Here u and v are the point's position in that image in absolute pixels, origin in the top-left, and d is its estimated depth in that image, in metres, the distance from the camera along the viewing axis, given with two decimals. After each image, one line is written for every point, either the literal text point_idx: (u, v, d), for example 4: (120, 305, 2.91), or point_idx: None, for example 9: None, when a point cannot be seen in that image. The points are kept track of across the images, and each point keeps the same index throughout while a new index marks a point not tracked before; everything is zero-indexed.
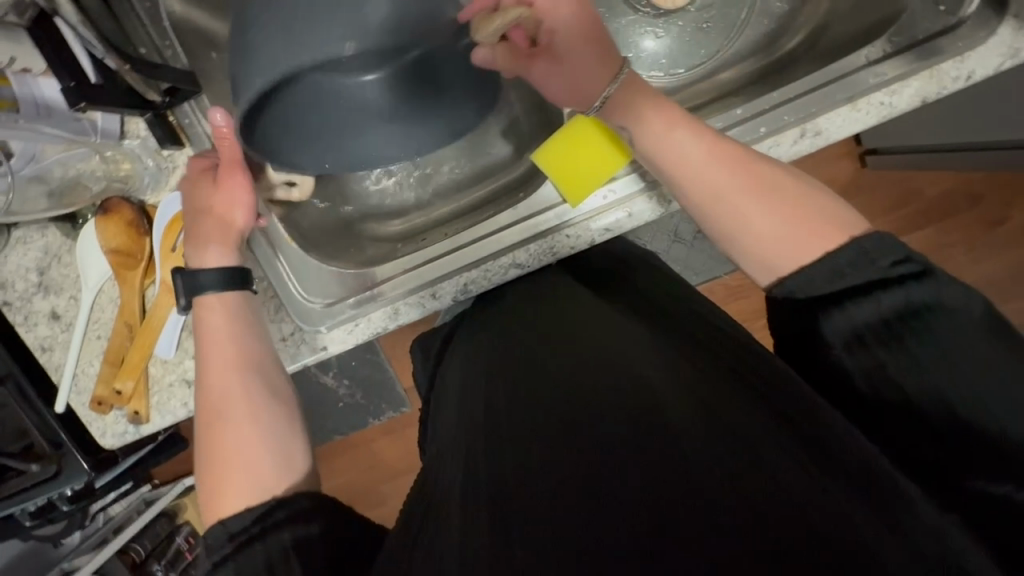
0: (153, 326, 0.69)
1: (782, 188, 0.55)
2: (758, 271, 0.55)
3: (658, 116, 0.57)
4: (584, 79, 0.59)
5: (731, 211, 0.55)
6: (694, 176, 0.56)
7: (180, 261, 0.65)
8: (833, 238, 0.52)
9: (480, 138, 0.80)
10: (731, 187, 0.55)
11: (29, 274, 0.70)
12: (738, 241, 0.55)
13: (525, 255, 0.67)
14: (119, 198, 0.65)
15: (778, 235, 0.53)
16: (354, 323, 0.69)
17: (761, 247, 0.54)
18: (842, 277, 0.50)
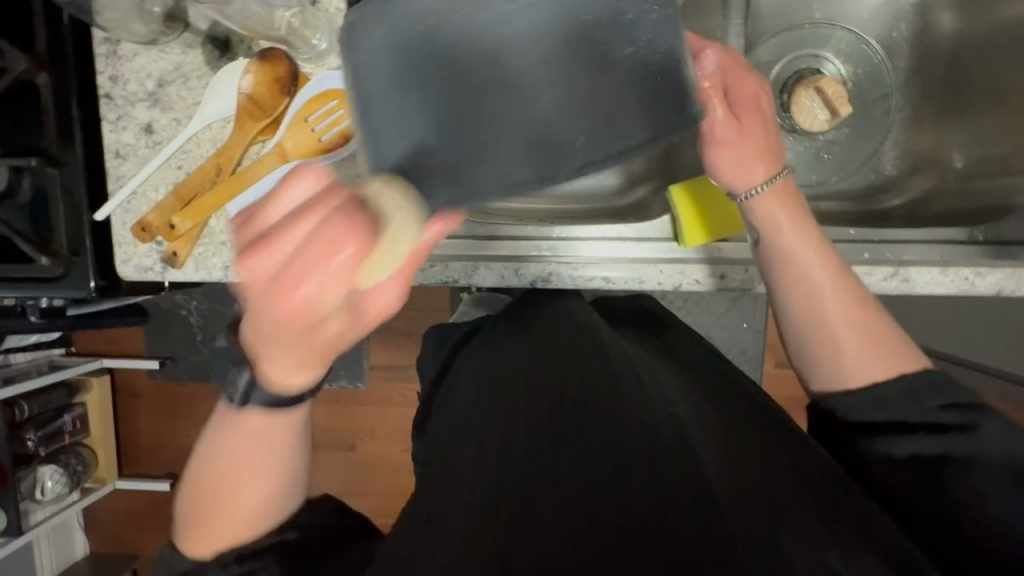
0: (241, 182, 0.67)
1: (871, 319, 0.61)
2: (820, 380, 0.62)
3: (794, 230, 0.63)
4: (762, 138, 0.67)
5: (831, 336, 0.61)
6: (803, 295, 0.63)
7: (307, 133, 0.65)
8: (897, 362, 0.59)
9: None
10: (837, 311, 0.61)
11: (146, 80, 0.68)
12: (819, 360, 0.62)
13: (617, 273, 0.71)
14: (285, 52, 0.65)
15: (862, 369, 0.59)
16: (430, 264, 0.70)
17: (837, 369, 0.61)
18: (894, 409, 0.56)
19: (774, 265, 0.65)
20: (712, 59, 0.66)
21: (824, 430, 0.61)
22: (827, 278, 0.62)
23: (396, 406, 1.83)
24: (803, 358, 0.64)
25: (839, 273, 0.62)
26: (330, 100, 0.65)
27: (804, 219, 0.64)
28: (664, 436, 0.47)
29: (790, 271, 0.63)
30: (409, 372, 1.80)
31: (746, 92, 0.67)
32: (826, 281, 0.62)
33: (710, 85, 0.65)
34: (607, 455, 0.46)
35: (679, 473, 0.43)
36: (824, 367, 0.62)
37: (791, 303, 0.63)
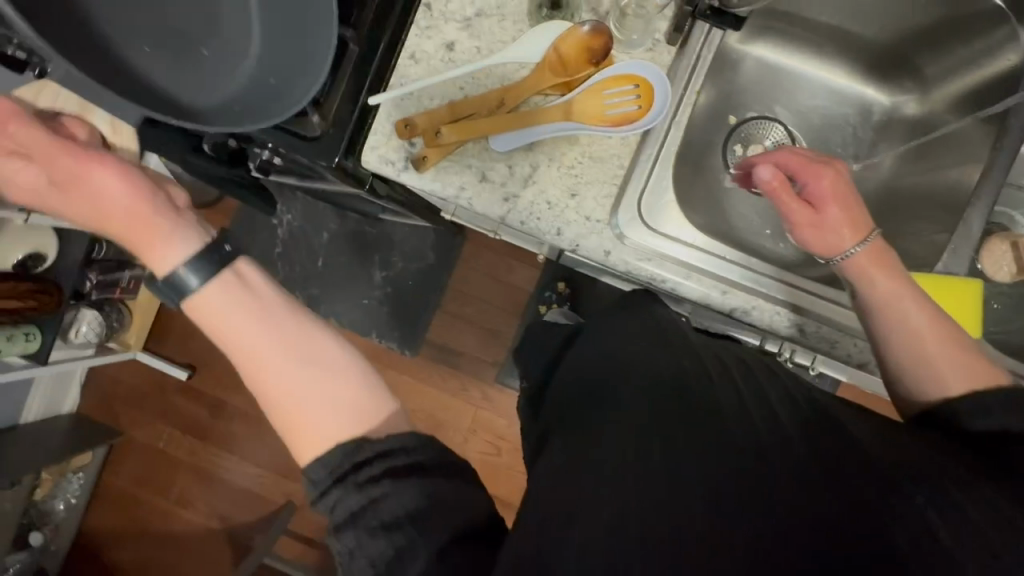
0: (520, 121, 0.71)
1: (958, 349, 0.62)
2: (921, 395, 0.63)
3: (889, 283, 0.66)
4: (834, 236, 0.69)
5: (928, 363, 0.62)
6: (903, 331, 0.64)
7: (597, 103, 0.71)
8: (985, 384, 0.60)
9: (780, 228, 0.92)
10: (934, 345, 0.62)
11: (468, 7, 0.75)
12: (920, 376, 0.63)
13: (815, 329, 0.74)
14: (610, 30, 0.71)
15: (963, 383, 0.60)
16: (648, 257, 0.74)
17: (938, 387, 0.61)
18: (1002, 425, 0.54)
19: (871, 311, 0.67)
20: (768, 168, 0.70)
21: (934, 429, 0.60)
22: (913, 315, 0.64)
23: (430, 385, 1.82)
24: (895, 378, 0.65)
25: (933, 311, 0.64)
26: (630, 86, 0.71)
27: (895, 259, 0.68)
28: (762, 414, 0.53)
29: (877, 309, 0.66)
30: (456, 360, 1.81)
31: (824, 188, 0.69)
32: (911, 318, 0.64)
33: (774, 187, 0.70)
34: (729, 420, 0.51)
35: (791, 452, 0.49)
36: (920, 391, 0.63)
37: (890, 340, 0.65)
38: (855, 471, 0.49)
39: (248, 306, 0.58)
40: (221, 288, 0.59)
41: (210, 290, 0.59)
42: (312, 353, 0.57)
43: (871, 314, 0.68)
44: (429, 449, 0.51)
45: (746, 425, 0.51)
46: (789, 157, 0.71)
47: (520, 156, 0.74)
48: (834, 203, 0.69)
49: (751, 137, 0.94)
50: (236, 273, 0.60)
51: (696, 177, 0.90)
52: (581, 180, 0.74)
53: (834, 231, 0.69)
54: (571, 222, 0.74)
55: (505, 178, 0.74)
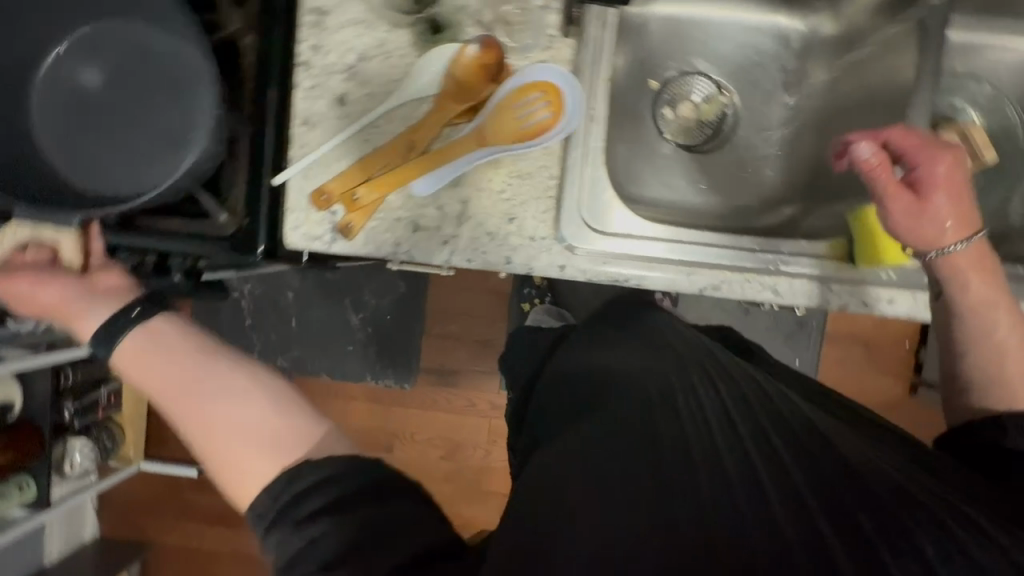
0: (435, 161, 0.67)
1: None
2: (987, 402, 0.66)
3: (986, 291, 0.66)
4: (936, 218, 0.65)
5: (1003, 374, 0.65)
6: (986, 342, 0.66)
7: (509, 120, 0.67)
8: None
9: (729, 181, 0.90)
10: (1014, 359, 0.65)
11: (348, 53, 0.69)
12: (992, 388, 0.66)
13: (786, 285, 0.72)
14: (500, 41, 0.67)
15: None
16: (604, 260, 0.71)
17: (1007, 399, 0.65)
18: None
19: (956, 315, 0.67)
20: (869, 145, 0.66)
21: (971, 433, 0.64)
22: (1000, 327, 0.66)
23: (438, 410, 1.80)
24: (964, 382, 0.68)
25: (1016, 324, 0.66)
26: (536, 94, 0.67)
27: (997, 268, 0.66)
28: (749, 427, 0.52)
29: (962, 311, 0.67)
30: (457, 380, 1.79)
31: (937, 174, 0.65)
32: (993, 329, 0.66)
33: (873, 166, 0.65)
34: (717, 436, 0.50)
35: (778, 464, 0.47)
36: (982, 395, 0.66)
37: (971, 347, 0.67)
38: (854, 490, 0.45)
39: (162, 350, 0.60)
40: (137, 339, 0.62)
41: (130, 340, 0.62)
42: (225, 386, 0.55)
43: (958, 316, 0.67)
44: (360, 475, 0.45)
45: (738, 440, 0.50)
46: (900, 134, 0.67)
47: (447, 193, 0.70)
48: (942, 185, 0.65)
49: (678, 96, 0.90)
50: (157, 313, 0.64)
51: (630, 154, 0.88)
52: (514, 202, 0.70)
53: (930, 215, 0.65)
54: (517, 247, 0.71)
55: (438, 221, 0.71)
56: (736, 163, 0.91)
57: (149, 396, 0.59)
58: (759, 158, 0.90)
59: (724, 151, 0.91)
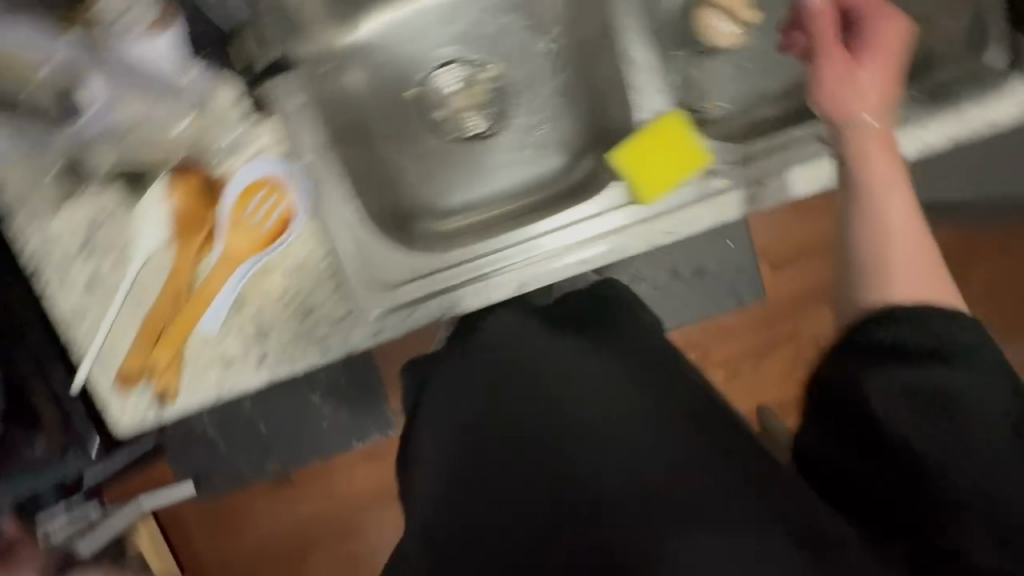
0: (206, 297, 0.66)
1: (919, 248, 0.57)
2: (872, 288, 0.57)
3: (887, 156, 0.60)
4: (855, 78, 0.62)
5: (890, 249, 0.57)
6: (881, 209, 0.58)
7: (247, 232, 0.64)
8: (937, 300, 0.55)
9: (532, 148, 0.85)
10: (905, 228, 0.58)
11: (75, 234, 0.67)
12: (883, 269, 0.57)
13: (588, 252, 0.70)
14: (195, 160, 0.64)
15: (919, 288, 0.55)
16: (410, 311, 0.70)
17: (900, 282, 0.56)
18: (958, 340, 0.51)
19: (850, 177, 0.60)
20: None
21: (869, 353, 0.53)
22: (885, 203, 0.58)
23: None
24: (850, 267, 0.59)
25: (903, 206, 0.58)
26: (257, 194, 0.64)
27: (890, 146, 0.60)
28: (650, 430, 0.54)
29: (852, 177, 0.60)
30: None
31: (876, 80, 0.62)
32: (883, 208, 0.58)
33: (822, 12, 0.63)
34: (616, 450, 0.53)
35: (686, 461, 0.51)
36: (869, 288, 0.57)
37: (859, 216, 0.59)
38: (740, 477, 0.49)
39: None
40: None
41: None
42: None
43: (855, 191, 0.60)
44: None
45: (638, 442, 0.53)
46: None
47: (238, 317, 0.68)
48: (875, 41, 0.63)
49: (443, 92, 0.85)
50: None
51: (419, 172, 0.84)
52: (301, 297, 0.68)
53: (849, 74, 0.62)
54: (328, 334, 0.69)
55: (245, 345, 0.69)
56: (531, 127, 0.85)
57: None
58: (553, 109, 0.84)
59: (515, 121, 0.85)
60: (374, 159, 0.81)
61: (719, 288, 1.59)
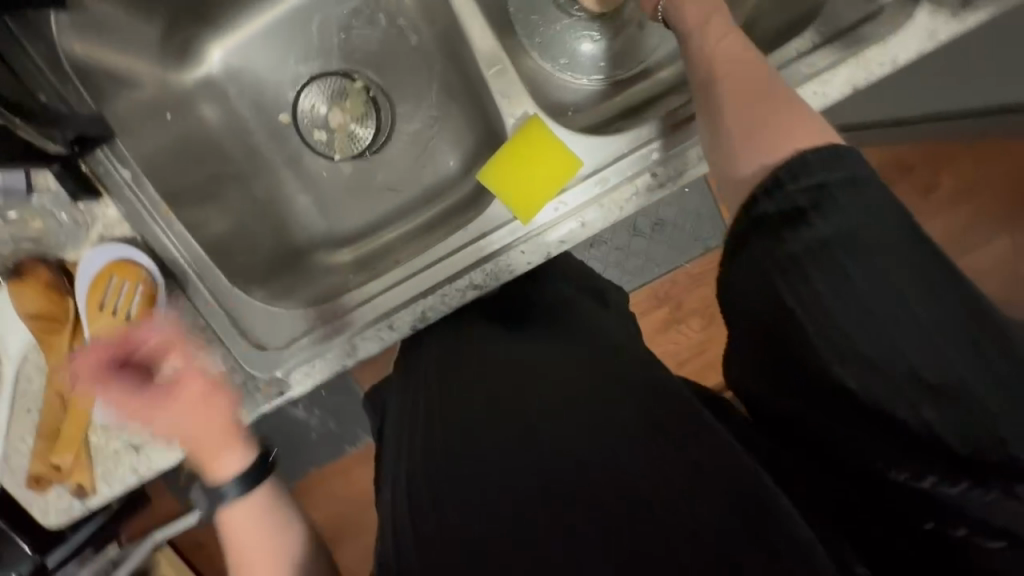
0: (89, 393, 0.63)
1: (779, 106, 0.47)
2: (731, 157, 0.48)
3: (710, 11, 0.55)
4: None
5: (733, 103, 0.49)
6: (712, 68, 0.52)
7: (112, 319, 0.61)
8: (797, 140, 0.44)
9: (424, 154, 0.77)
10: (741, 77, 0.50)
11: None
12: (734, 132, 0.48)
13: (481, 275, 0.63)
14: (34, 256, 0.59)
15: (775, 138, 0.46)
16: (310, 364, 0.63)
17: (750, 137, 0.47)
18: (823, 178, 0.41)
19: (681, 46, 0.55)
20: None
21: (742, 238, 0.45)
22: (721, 92, 0.50)
23: None
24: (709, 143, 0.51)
25: (750, 77, 0.50)
26: (109, 280, 0.59)
27: (719, 17, 0.54)
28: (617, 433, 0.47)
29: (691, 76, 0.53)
30: None
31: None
32: (718, 96, 0.50)
33: None
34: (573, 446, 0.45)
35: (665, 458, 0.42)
36: (738, 187, 0.47)
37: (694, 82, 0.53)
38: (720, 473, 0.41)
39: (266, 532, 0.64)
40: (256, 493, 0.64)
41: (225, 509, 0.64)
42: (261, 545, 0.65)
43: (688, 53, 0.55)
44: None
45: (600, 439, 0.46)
46: None
47: (132, 405, 0.65)
48: None
49: (317, 113, 0.77)
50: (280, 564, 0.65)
51: (306, 202, 0.76)
52: None
53: None
54: (229, 406, 0.64)
55: (148, 430, 0.66)
56: (421, 130, 0.77)
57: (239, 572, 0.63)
58: (439, 107, 0.76)
59: (401, 127, 0.77)
60: (250, 203, 0.73)
61: (681, 236, 1.52)
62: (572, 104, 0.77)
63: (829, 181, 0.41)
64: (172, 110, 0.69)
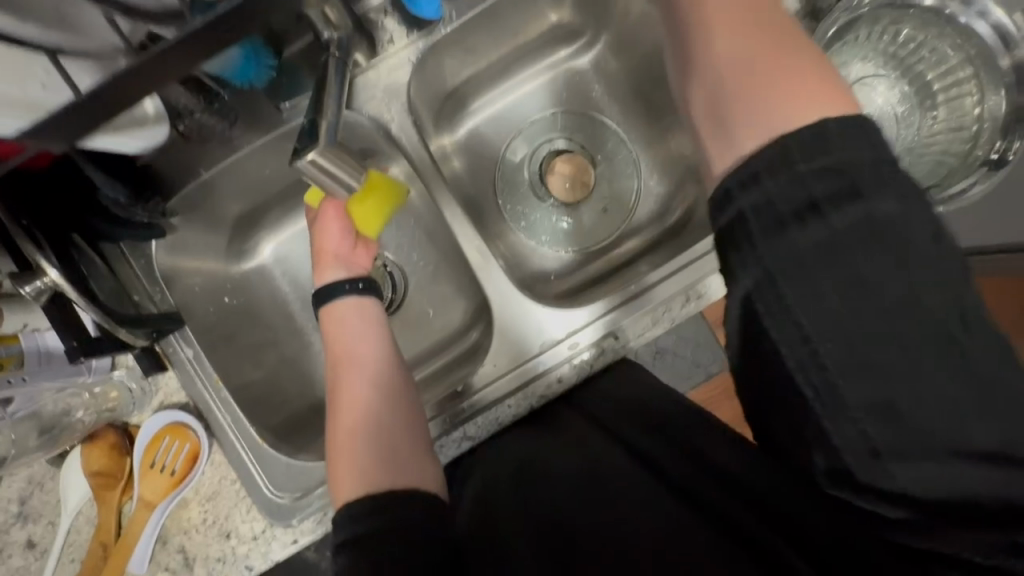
0: (128, 544, 0.71)
1: (788, 69, 0.49)
2: (722, 147, 0.50)
3: None
4: None
5: (724, 85, 0.51)
6: (705, 41, 0.53)
7: (159, 475, 0.71)
8: (795, 120, 0.46)
9: (431, 315, 0.90)
10: (734, 54, 0.51)
11: (11, 504, 0.73)
12: (727, 121, 0.50)
13: (474, 427, 0.73)
14: (104, 425, 0.72)
15: (773, 123, 0.47)
16: (322, 513, 0.72)
17: (745, 122, 0.49)
18: (840, 160, 0.43)
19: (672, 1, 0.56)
20: None
21: (739, 228, 0.45)
22: (726, 46, 0.52)
23: None
24: (704, 120, 0.53)
25: (754, 40, 0.51)
26: (161, 441, 0.71)
27: None
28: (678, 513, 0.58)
29: (685, 18, 0.55)
30: None
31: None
32: (722, 50, 0.52)
33: None
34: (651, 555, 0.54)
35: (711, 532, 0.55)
36: (736, 142, 0.49)
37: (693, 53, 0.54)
38: None
39: (362, 330, 0.72)
40: (354, 299, 0.74)
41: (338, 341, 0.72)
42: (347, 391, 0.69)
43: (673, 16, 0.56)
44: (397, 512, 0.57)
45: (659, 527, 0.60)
46: None
47: (163, 553, 0.72)
48: None
49: None
50: (373, 302, 0.74)
51: None
52: (220, 522, 0.72)
53: None
54: (248, 553, 0.72)
55: None
56: (428, 296, 0.91)
57: (337, 443, 0.67)
58: (442, 277, 0.91)
59: (413, 294, 0.91)
60: (281, 362, 0.86)
61: (681, 365, 1.59)
62: (554, 271, 0.92)
63: (851, 176, 0.42)
64: (228, 293, 0.85)
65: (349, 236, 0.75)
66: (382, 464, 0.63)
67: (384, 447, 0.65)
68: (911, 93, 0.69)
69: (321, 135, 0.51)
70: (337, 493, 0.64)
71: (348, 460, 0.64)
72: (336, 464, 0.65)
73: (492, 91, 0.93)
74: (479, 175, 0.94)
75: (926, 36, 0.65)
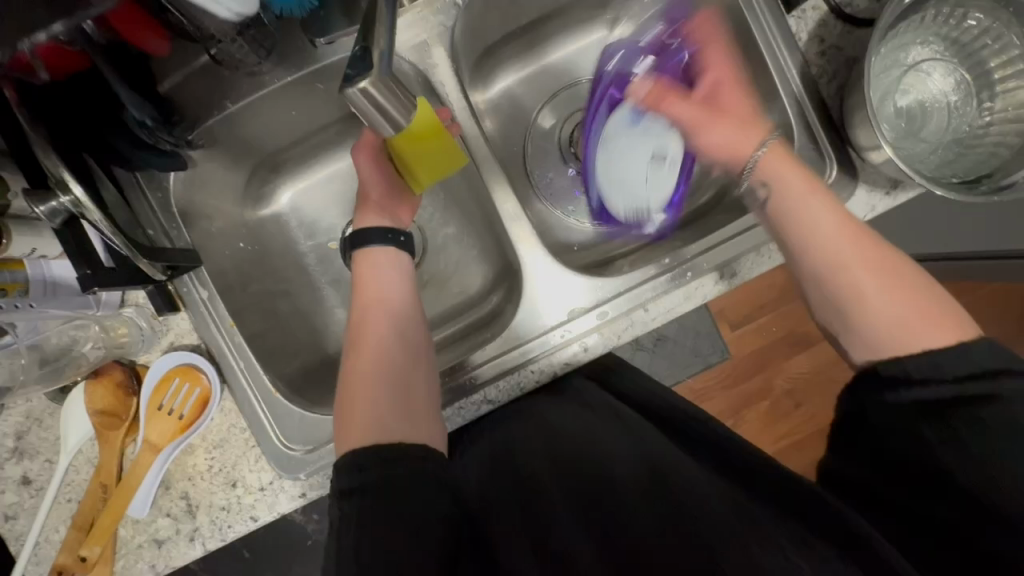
0: (130, 486, 0.68)
1: (906, 283, 0.58)
2: (855, 349, 0.58)
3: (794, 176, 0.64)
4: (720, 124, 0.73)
5: (853, 300, 0.58)
6: (822, 254, 0.60)
7: (167, 418, 0.68)
8: (931, 339, 0.54)
9: (451, 278, 0.88)
10: (853, 269, 0.59)
11: (5, 439, 0.70)
12: (860, 326, 0.57)
13: (495, 391, 0.72)
14: (110, 363, 0.69)
15: (913, 338, 0.54)
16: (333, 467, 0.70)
17: (884, 332, 0.56)
18: (982, 363, 0.51)
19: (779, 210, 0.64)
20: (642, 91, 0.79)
21: (871, 386, 0.55)
22: (848, 259, 0.59)
23: None
24: (832, 326, 0.60)
25: (872, 260, 0.59)
26: (172, 382, 0.68)
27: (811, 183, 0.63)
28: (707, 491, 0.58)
29: (801, 232, 0.62)
30: None
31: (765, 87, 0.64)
32: (844, 258, 0.59)
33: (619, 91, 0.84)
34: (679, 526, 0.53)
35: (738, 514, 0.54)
36: (876, 348, 0.56)
37: (809, 262, 0.61)
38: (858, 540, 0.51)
39: (395, 279, 0.71)
40: (390, 249, 0.72)
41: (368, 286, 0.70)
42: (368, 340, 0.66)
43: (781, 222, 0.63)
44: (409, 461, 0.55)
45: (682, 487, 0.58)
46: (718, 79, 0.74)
47: (165, 499, 0.70)
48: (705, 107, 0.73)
49: None
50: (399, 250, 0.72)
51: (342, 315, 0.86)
52: (226, 471, 0.70)
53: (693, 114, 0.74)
54: (254, 504, 0.70)
55: (175, 525, 0.70)
56: (449, 260, 0.88)
57: (348, 389, 0.63)
58: (464, 240, 0.88)
59: (433, 255, 0.89)
60: (293, 315, 0.83)
61: (682, 353, 1.59)
62: (578, 242, 0.90)
63: (983, 364, 0.50)
64: (243, 238, 0.82)
65: (390, 181, 0.74)
66: (396, 416, 0.60)
67: (401, 400, 0.62)
68: (967, 81, 0.67)
69: (376, 63, 0.47)
70: (342, 437, 0.60)
71: (360, 405, 0.61)
72: (346, 408, 0.62)
73: (530, 51, 0.89)
74: (508, 139, 0.91)
75: (993, 23, 0.64)
